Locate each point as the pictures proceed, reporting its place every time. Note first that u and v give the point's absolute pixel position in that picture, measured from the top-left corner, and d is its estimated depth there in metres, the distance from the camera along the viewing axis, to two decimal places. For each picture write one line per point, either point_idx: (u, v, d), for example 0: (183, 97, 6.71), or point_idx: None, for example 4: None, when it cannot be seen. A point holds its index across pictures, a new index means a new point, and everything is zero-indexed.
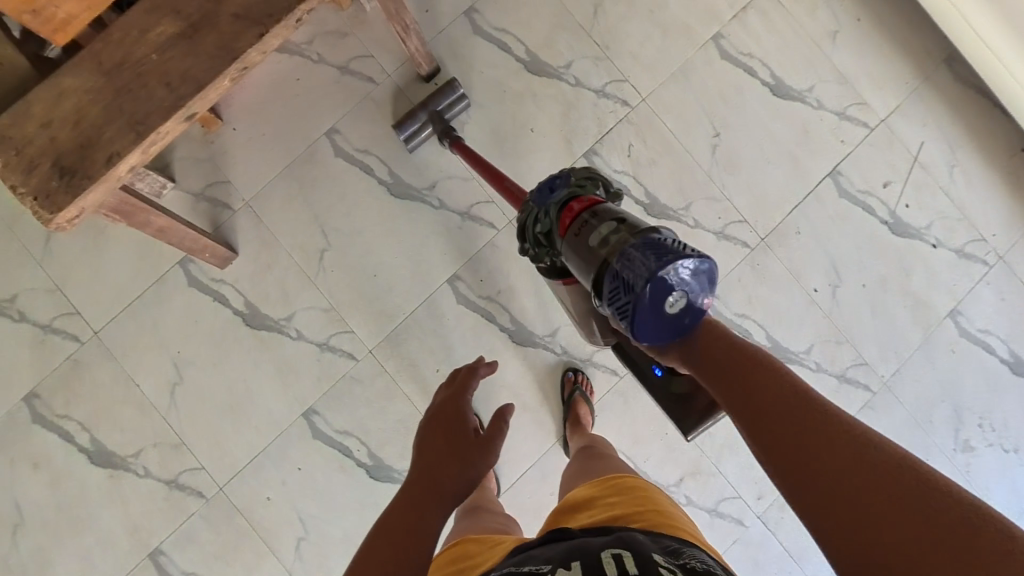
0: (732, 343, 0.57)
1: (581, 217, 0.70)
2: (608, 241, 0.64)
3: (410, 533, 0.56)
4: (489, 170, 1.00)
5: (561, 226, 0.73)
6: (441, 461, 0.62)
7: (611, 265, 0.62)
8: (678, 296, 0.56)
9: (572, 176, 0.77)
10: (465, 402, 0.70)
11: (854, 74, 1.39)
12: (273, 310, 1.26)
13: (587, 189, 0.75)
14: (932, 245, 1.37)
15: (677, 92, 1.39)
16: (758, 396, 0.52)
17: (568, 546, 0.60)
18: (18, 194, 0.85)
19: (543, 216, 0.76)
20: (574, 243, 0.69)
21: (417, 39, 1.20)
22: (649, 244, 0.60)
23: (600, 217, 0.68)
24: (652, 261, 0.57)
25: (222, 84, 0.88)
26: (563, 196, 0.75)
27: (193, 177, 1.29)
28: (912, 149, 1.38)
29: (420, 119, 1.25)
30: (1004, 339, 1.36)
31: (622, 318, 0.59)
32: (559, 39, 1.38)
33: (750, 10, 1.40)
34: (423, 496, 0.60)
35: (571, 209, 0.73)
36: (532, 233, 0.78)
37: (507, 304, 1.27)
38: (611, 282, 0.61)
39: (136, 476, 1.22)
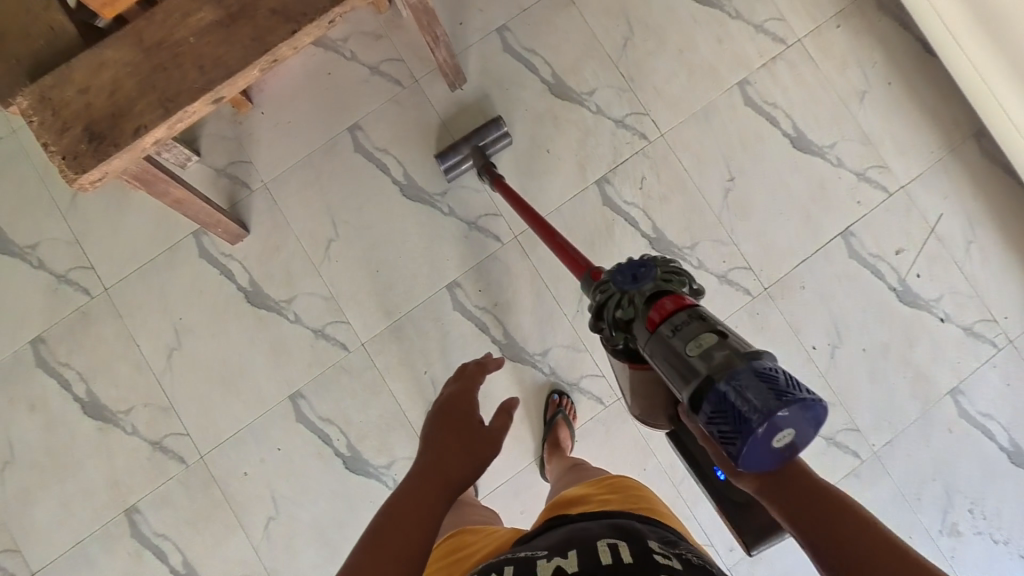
0: (811, 477, 0.56)
1: (673, 319, 0.64)
2: (711, 355, 0.59)
3: (414, 525, 0.56)
4: (539, 220, 0.98)
5: (649, 321, 0.66)
6: (449, 452, 0.60)
7: (715, 383, 0.56)
8: (788, 434, 0.53)
9: (658, 266, 0.71)
10: (473, 396, 0.66)
11: (877, 137, 1.39)
12: (275, 291, 1.30)
13: (673, 286, 0.70)
14: (939, 318, 1.34)
15: (697, 132, 1.40)
16: (842, 540, 0.52)
17: (565, 534, 0.63)
18: (49, 152, 0.90)
19: (625, 304, 0.70)
20: (667, 344, 0.63)
21: (445, 49, 1.24)
22: (760, 371, 0.55)
23: (699, 324, 0.62)
24: (768, 396, 0.52)
25: (252, 73, 0.93)
26: (651, 290, 0.69)
27: (218, 154, 1.35)
28: (930, 220, 1.36)
29: (462, 151, 1.28)
30: (1005, 426, 1.32)
31: (724, 444, 0.54)
32: (586, 66, 1.41)
33: (777, 61, 1.42)
34: (427, 488, 0.58)
35: (663, 306, 0.66)
36: (611, 316, 0.71)
37: (502, 317, 1.28)
38: (714, 404, 0.55)
39: (124, 433, 1.26)
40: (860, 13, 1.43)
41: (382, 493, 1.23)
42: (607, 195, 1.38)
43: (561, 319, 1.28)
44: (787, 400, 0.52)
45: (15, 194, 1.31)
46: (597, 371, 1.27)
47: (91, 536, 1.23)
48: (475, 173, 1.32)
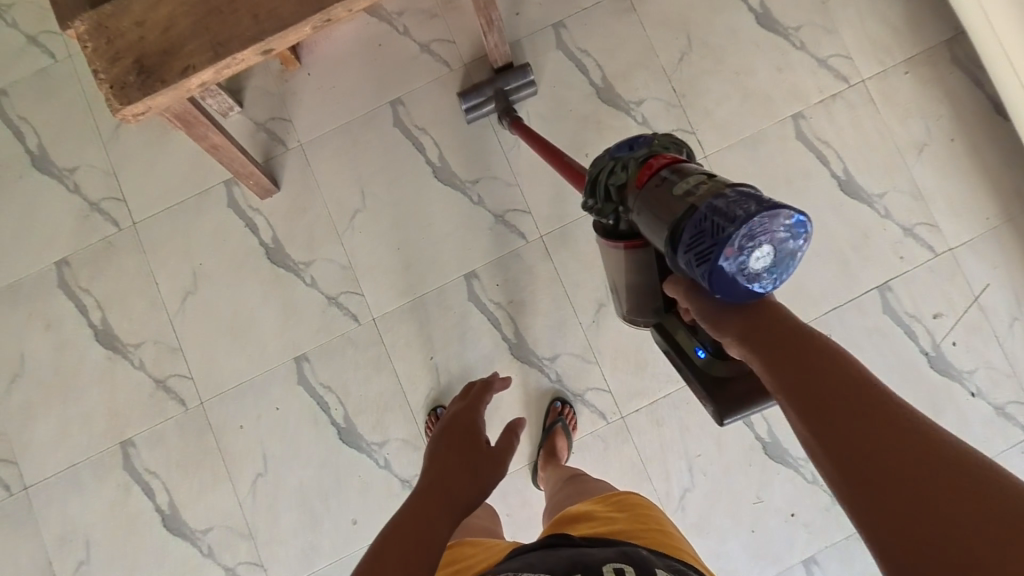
0: (795, 325, 0.48)
1: (663, 172, 0.60)
2: (696, 188, 0.55)
3: (417, 547, 0.53)
4: (549, 148, 0.92)
5: (638, 179, 0.62)
6: (451, 471, 0.59)
7: (697, 210, 0.53)
8: (767, 249, 0.49)
9: (655, 137, 0.67)
10: (479, 415, 0.67)
11: (931, 193, 1.33)
12: (296, 252, 1.30)
13: (670, 151, 0.66)
14: (970, 392, 1.28)
15: (742, 160, 1.36)
16: (821, 387, 0.43)
17: (568, 556, 0.61)
18: (97, 79, 0.91)
19: (618, 170, 0.65)
20: (655, 192, 0.58)
21: (498, 35, 1.23)
22: (745, 192, 0.51)
23: (692, 171, 0.58)
24: (747, 207, 0.49)
25: (304, 30, 0.93)
26: (646, 154, 0.64)
27: (260, 107, 1.36)
28: (975, 288, 1.30)
29: (484, 94, 1.29)
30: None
31: (699, 266, 0.51)
32: (638, 75, 1.39)
33: (836, 99, 1.37)
34: (429, 507, 0.56)
35: (652, 165, 0.62)
36: (604, 186, 0.66)
37: (515, 315, 1.27)
38: (694, 228, 0.52)
39: (130, 365, 1.28)
40: (931, 62, 1.37)
41: (370, 470, 1.23)
42: None
43: (574, 326, 1.26)
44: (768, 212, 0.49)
45: (61, 118, 1.34)
46: (604, 386, 1.24)
47: (85, 461, 1.26)
48: (494, 118, 1.33)
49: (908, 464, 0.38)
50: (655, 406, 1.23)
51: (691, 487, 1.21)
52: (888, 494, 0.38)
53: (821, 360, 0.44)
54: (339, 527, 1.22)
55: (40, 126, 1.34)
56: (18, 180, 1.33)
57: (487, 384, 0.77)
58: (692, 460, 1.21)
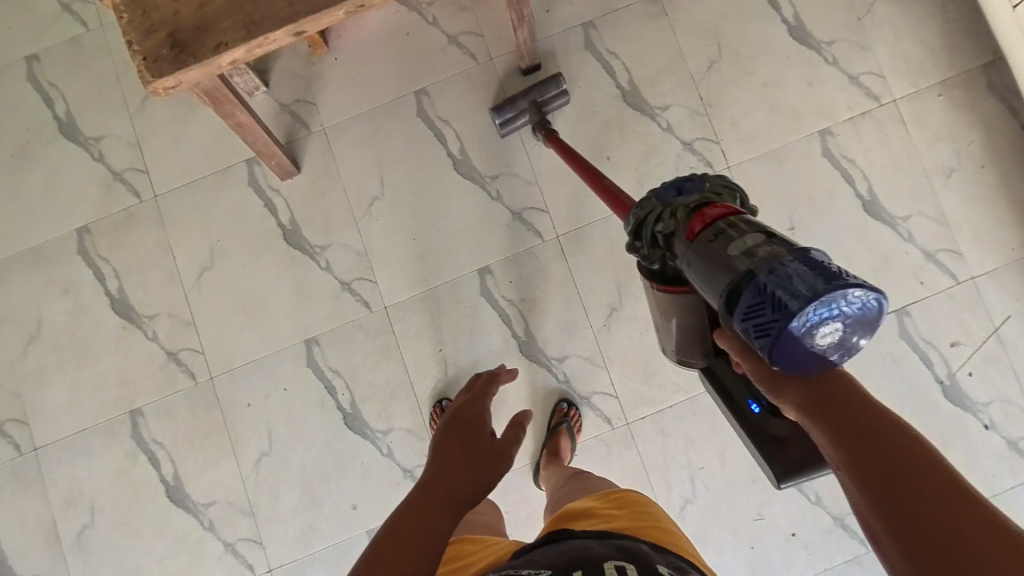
0: (850, 386, 0.48)
1: (718, 225, 0.58)
2: (755, 251, 0.54)
3: (418, 541, 0.53)
4: (587, 169, 0.92)
5: (689, 230, 0.61)
6: (455, 467, 0.59)
7: (756, 279, 0.52)
8: (835, 328, 0.48)
9: (706, 180, 0.65)
10: (483, 410, 0.67)
11: (957, 220, 1.31)
12: (313, 236, 1.31)
13: (721, 196, 0.64)
14: (983, 425, 1.26)
15: (765, 173, 1.35)
16: (877, 451, 0.43)
17: (568, 551, 0.62)
18: (131, 51, 0.92)
19: (666, 217, 0.63)
20: (708, 248, 0.57)
21: (528, 32, 1.22)
22: (808, 262, 0.50)
23: (749, 227, 0.57)
24: (812, 283, 0.48)
25: (337, 14, 0.93)
26: (697, 200, 0.63)
27: (286, 89, 1.37)
28: (995, 319, 1.28)
29: (519, 106, 1.28)
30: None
31: (759, 339, 0.50)
32: (666, 81, 1.37)
33: (865, 118, 1.35)
34: (431, 504, 0.56)
35: (704, 214, 0.61)
36: (650, 231, 0.65)
37: (525, 313, 1.27)
38: (753, 298, 0.51)
39: (144, 336, 1.29)
40: (966, 86, 1.34)
41: (373, 456, 1.24)
42: None
43: (584, 329, 1.26)
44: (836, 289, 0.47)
45: (90, 86, 1.35)
46: (610, 390, 1.24)
47: (94, 427, 1.28)
48: (529, 130, 1.32)
49: (960, 528, 0.39)
50: (661, 415, 1.22)
51: (692, 499, 1.21)
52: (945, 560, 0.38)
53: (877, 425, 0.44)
54: (339, 511, 1.24)
55: (69, 93, 1.35)
56: (46, 145, 1.35)
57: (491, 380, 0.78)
58: (694, 472, 1.21)
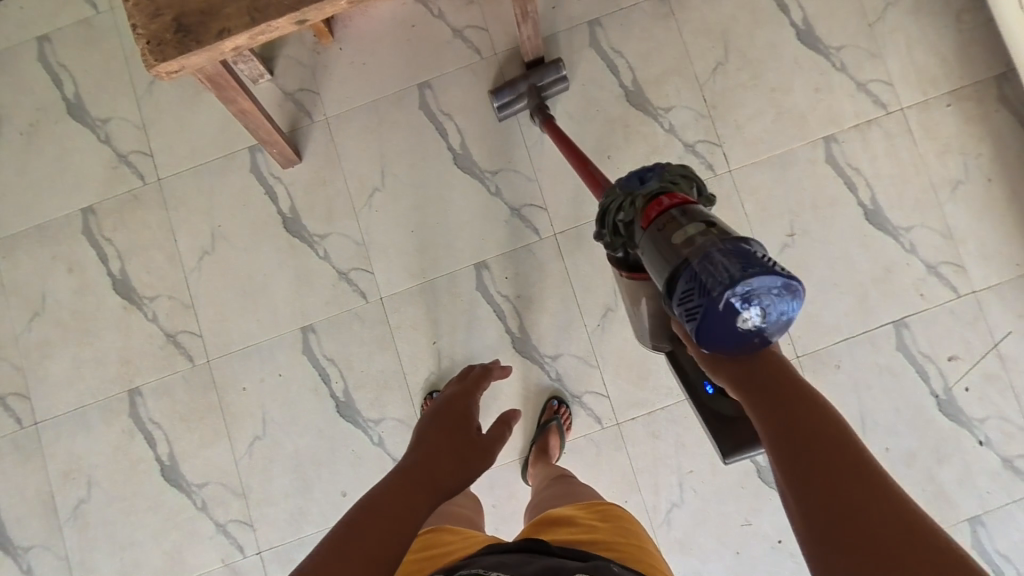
0: (791, 377, 0.49)
1: (670, 213, 0.62)
2: (694, 238, 0.58)
3: (394, 526, 0.54)
4: (578, 154, 0.94)
5: (644, 218, 0.65)
6: (441, 460, 0.59)
7: (690, 264, 0.56)
8: (754, 313, 0.51)
9: (666, 170, 0.69)
10: (473, 404, 0.67)
11: (962, 234, 1.30)
12: (313, 225, 1.32)
13: (680, 187, 0.67)
14: (978, 441, 1.25)
15: (768, 179, 1.34)
16: (806, 440, 0.43)
17: (542, 562, 0.63)
18: (136, 34, 0.93)
19: (627, 206, 0.67)
20: (657, 235, 0.62)
21: (533, 28, 1.22)
22: (737, 250, 0.54)
23: (694, 216, 0.61)
24: (735, 270, 0.52)
25: (340, 4, 0.93)
26: (655, 190, 0.67)
27: (291, 77, 1.37)
28: (995, 335, 1.27)
29: (518, 89, 1.28)
30: (1020, 574, 1.21)
31: (688, 320, 0.54)
32: (672, 82, 1.37)
33: (872, 126, 1.34)
34: (415, 494, 0.56)
35: (660, 203, 0.64)
36: (613, 220, 0.69)
37: (521, 310, 1.28)
38: (685, 281, 0.55)
39: (144, 317, 1.31)
40: (977, 98, 1.33)
41: (364, 445, 1.26)
42: None
43: (579, 328, 1.26)
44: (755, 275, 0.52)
45: (99, 68, 1.37)
46: (602, 390, 1.25)
47: (94, 404, 1.30)
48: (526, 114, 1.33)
49: (879, 526, 0.38)
50: (652, 417, 1.23)
51: (678, 502, 1.21)
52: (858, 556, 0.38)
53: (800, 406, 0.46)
54: (330, 497, 1.26)
55: (78, 74, 1.37)
56: (54, 125, 1.37)
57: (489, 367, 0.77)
58: (682, 475, 1.22)
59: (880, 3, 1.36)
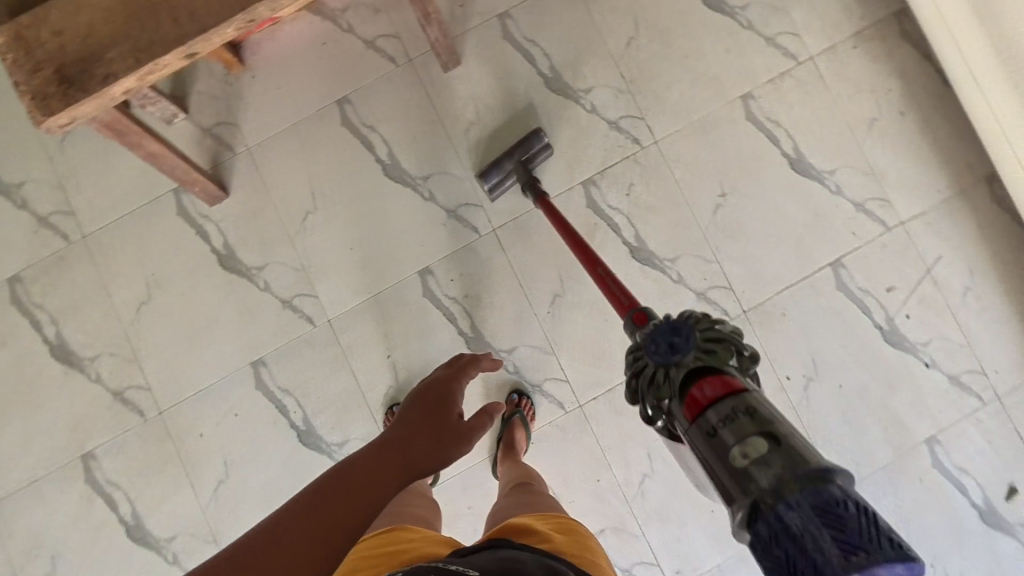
0: None
1: (718, 414, 0.61)
2: (761, 468, 0.56)
3: (375, 482, 0.68)
4: (584, 248, 1.03)
5: (689, 412, 0.64)
6: (417, 435, 0.75)
7: (767, 511, 0.54)
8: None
9: (699, 341, 0.68)
10: (455, 393, 0.83)
11: (883, 169, 1.34)
12: (247, 257, 1.29)
13: (718, 361, 0.66)
14: (925, 363, 1.29)
15: (693, 144, 1.36)
16: None
17: (498, 556, 0.64)
18: (18, 91, 0.90)
19: (666, 385, 0.67)
20: (712, 445, 0.60)
21: (439, 28, 1.22)
22: (817, 500, 0.52)
23: (748, 422, 0.59)
24: (836, 549, 0.49)
25: (227, 32, 0.91)
26: (692, 367, 0.67)
27: (207, 112, 1.35)
28: (928, 261, 1.31)
29: (504, 168, 1.24)
30: (980, 484, 1.26)
31: None
32: (588, 63, 1.38)
33: (785, 78, 1.38)
34: (388, 464, 0.70)
35: (704, 394, 0.63)
36: (652, 399, 0.69)
37: (470, 309, 1.27)
38: (767, 536, 0.53)
39: (87, 379, 1.27)
40: (879, 37, 1.37)
41: None
42: (590, 197, 1.34)
43: (531, 318, 1.27)
44: (853, 553, 0.48)
45: (3, 131, 1.32)
46: (561, 375, 1.25)
47: (47, 476, 1.26)
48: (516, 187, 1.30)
49: None
50: (613, 394, 1.24)
51: (651, 472, 1.23)
52: None
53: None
54: None
55: None
56: None
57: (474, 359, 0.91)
58: (651, 446, 1.23)
59: None
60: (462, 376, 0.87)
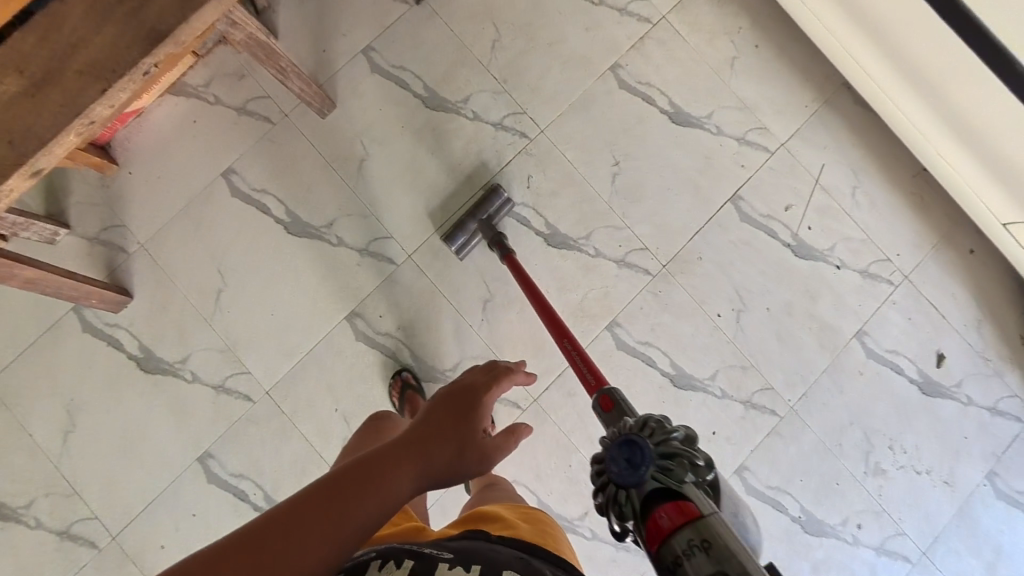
0: None
1: (677, 548, 0.51)
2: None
3: (386, 486, 0.60)
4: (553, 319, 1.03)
5: (649, 538, 0.53)
6: (438, 439, 0.66)
7: None
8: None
9: (655, 450, 0.57)
10: (487, 400, 0.73)
11: (754, 101, 1.42)
12: (168, 353, 1.25)
13: (675, 480, 0.56)
14: (837, 266, 1.40)
15: (577, 124, 1.39)
16: None
17: (473, 544, 0.65)
18: None
19: (624, 503, 0.56)
20: None
21: (300, 79, 1.15)
22: None
23: (708, 560, 0.48)
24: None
25: (69, 139, 0.86)
26: (651, 487, 0.55)
27: (89, 222, 1.27)
28: (814, 172, 1.42)
29: (469, 228, 1.25)
30: (911, 358, 1.39)
31: None
32: (460, 73, 1.37)
33: (647, 41, 1.43)
34: (401, 468, 0.62)
35: (659, 521, 0.53)
36: (612, 517, 0.58)
37: (406, 339, 1.28)
38: None
39: (26, 527, 1.19)
40: None
41: None
42: None
43: (467, 330, 1.27)
44: None
45: None
46: None
47: None
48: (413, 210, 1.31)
49: None
50: (562, 379, 1.26)
51: None
52: None
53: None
54: None
55: None
56: None
57: (513, 371, 0.78)
58: None
59: None
60: (498, 384, 0.75)
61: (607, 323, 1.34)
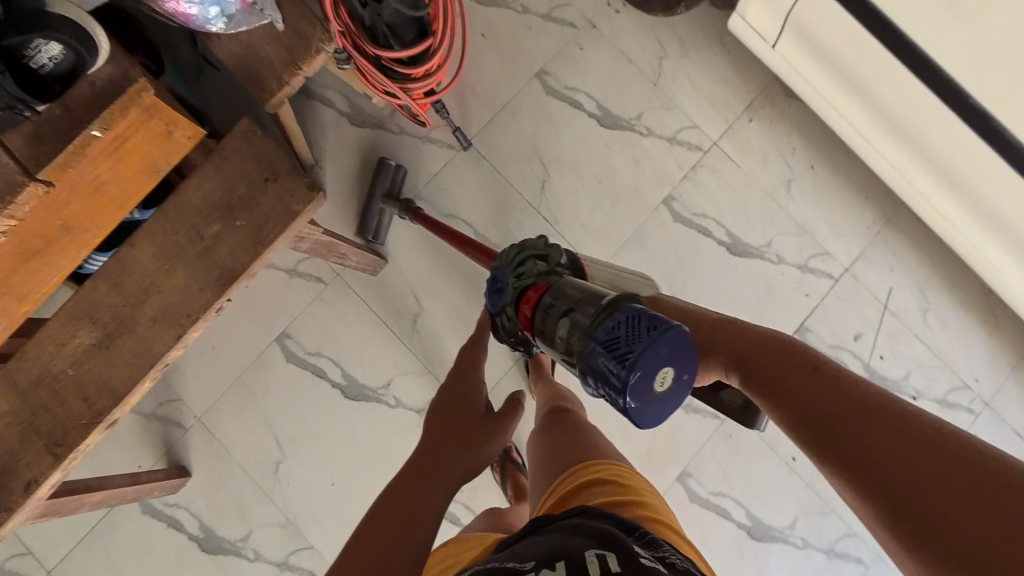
0: (729, 331, 0.65)
1: (536, 315, 0.75)
2: (572, 333, 0.68)
3: (409, 509, 0.63)
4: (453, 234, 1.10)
5: (526, 325, 0.78)
6: (442, 445, 0.70)
7: (582, 368, 0.65)
8: (665, 375, 0.59)
9: (511, 269, 0.83)
10: (475, 389, 0.76)
11: (813, 225, 1.37)
12: (229, 531, 1.22)
13: (528, 279, 0.81)
14: (912, 396, 1.33)
15: (631, 262, 1.35)
16: (764, 374, 0.61)
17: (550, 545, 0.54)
18: None
19: (506, 317, 0.82)
20: (544, 339, 0.74)
21: (357, 255, 1.13)
22: (603, 339, 0.62)
23: (555, 303, 0.72)
24: (619, 364, 0.59)
25: (144, 385, 0.84)
26: (516, 294, 0.81)
27: (144, 397, 1.25)
28: (881, 297, 1.35)
29: (376, 209, 1.27)
30: None
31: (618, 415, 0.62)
32: (510, 216, 1.35)
33: (699, 168, 1.38)
34: (417, 486, 0.66)
35: (524, 308, 0.78)
36: (510, 335, 0.83)
37: (469, 501, 1.29)
38: (593, 386, 0.64)
39: None
40: (770, 103, 1.40)
41: None
42: None
43: None
44: (633, 363, 0.58)
45: None
46: None
47: None
48: None
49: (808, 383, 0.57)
50: None
51: None
52: (813, 403, 0.56)
53: (779, 342, 0.62)
54: None
55: None
56: None
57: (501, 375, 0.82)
58: None
59: (654, 59, 1.40)
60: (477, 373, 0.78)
61: (677, 472, 1.28)
